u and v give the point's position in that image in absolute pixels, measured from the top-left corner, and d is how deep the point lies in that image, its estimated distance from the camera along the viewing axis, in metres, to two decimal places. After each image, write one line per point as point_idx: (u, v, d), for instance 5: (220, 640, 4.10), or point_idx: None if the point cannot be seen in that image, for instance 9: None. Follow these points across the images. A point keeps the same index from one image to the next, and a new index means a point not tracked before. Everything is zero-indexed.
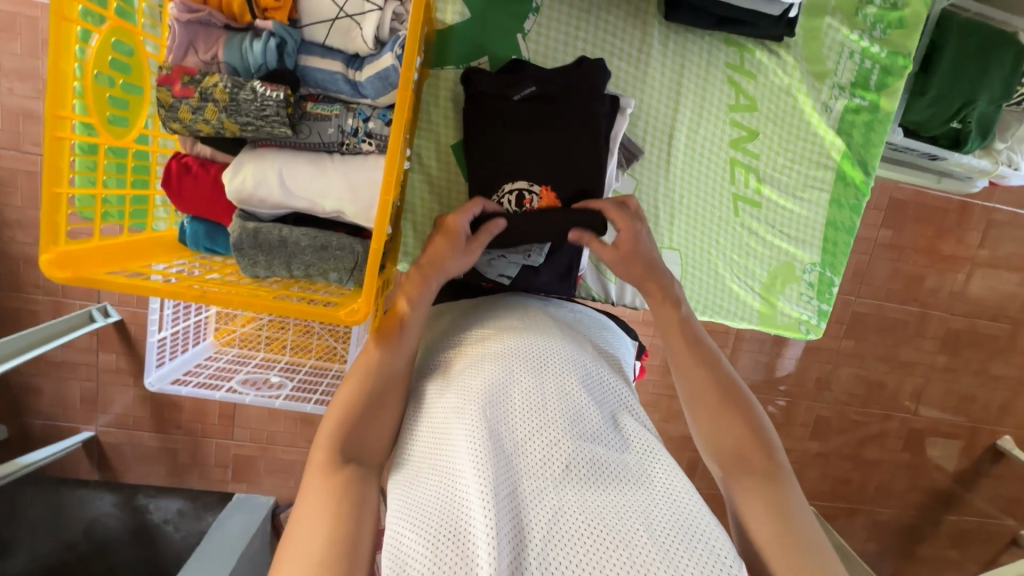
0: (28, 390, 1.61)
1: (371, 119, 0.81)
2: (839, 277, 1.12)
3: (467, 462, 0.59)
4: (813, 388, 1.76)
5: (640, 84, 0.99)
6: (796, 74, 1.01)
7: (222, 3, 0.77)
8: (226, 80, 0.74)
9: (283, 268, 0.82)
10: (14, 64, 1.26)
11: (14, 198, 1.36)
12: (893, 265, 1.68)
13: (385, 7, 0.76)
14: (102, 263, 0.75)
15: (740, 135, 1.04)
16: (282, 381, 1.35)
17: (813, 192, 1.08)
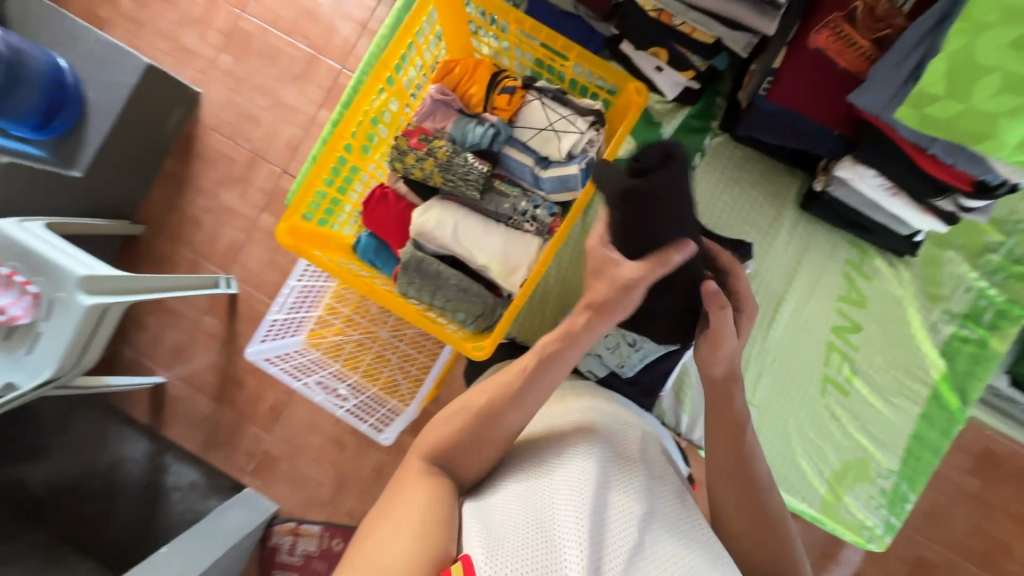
0: (137, 324, 1.86)
1: (540, 207, 0.99)
2: (915, 495, 1.09)
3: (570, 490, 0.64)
4: None
5: (764, 251, 1.12)
6: (910, 289, 1.10)
7: (465, 94, 1.01)
8: (449, 147, 0.97)
9: (428, 294, 0.98)
10: (264, 84, 1.69)
11: (213, 172, 1.73)
12: (976, 521, 1.47)
13: (584, 133, 0.96)
14: (308, 243, 0.94)
15: (844, 325, 1.11)
16: (347, 395, 1.58)
17: (905, 401, 1.10)
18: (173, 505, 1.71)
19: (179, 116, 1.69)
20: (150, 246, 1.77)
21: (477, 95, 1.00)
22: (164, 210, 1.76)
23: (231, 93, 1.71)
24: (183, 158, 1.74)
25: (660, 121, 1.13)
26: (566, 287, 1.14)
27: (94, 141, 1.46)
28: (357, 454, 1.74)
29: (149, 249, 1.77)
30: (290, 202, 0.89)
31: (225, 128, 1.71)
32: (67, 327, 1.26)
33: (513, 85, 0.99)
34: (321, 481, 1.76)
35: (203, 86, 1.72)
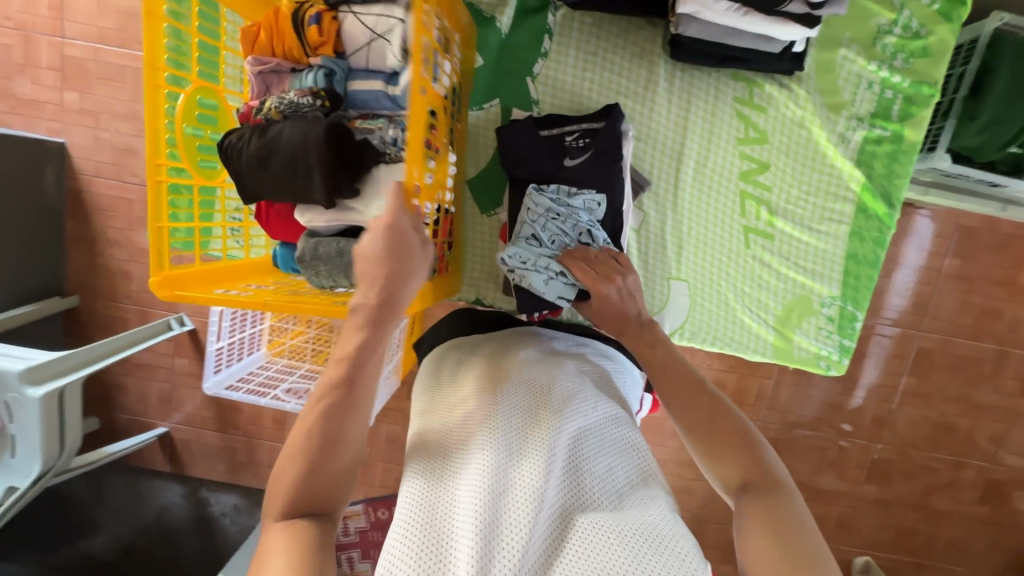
0: (124, 386, 1.85)
1: (408, 127, 0.90)
2: (862, 312, 1.08)
3: (467, 483, 0.64)
4: (869, 427, 1.55)
5: (647, 119, 1.02)
6: (809, 106, 1.01)
7: (284, 50, 0.90)
8: (276, 101, 0.86)
9: (343, 276, 0.90)
10: (126, 110, 1.48)
11: (116, 220, 1.56)
12: (963, 298, 1.44)
13: (406, 20, 0.86)
14: (203, 283, 0.90)
15: (751, 167, 1.04)
16: None
17: (831, 225, 1.05)
18: (229, 529, 1.81)
19: (54, 175, 1.50)
20: (92, 312, 1.64)
21: (294, 45, 0.88)
22: (86, 276, 1.61)
23: (95, 131, 1.49)
24: (82, 218, 1.55)
25: (492, 16, 0.99)
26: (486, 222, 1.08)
27: None
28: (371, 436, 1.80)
29: (92, 313, 1.64)
30: (154, 253, 0.86)
31: (106, 170, 1.51)
32: (31, 422, 1.24)
33: (316, 11, 0.86)
34: None
35: (65, 133, 1.50)
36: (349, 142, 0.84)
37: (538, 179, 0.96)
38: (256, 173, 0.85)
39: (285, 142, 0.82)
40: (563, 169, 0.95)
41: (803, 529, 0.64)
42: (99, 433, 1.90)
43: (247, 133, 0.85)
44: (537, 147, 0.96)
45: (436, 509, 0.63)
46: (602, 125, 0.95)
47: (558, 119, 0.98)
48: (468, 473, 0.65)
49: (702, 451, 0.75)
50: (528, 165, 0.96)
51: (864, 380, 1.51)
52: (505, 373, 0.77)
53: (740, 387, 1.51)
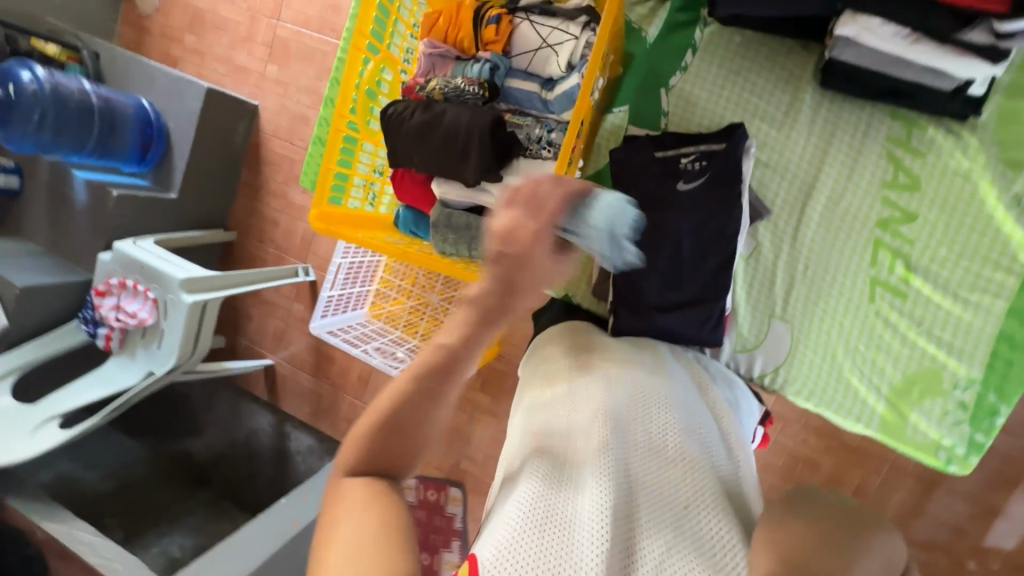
0: (251, 317, 2.12)
1: (555, 130, 0.95)
2: (1008, 406, 0.91)
3: (589, 470, 0.57)
4: (1003, 567, 1.21)
5: (780, 146, 0.98)
6: (979, 158, 0.89)
7: (458, 41, 0.98)
8: (441, 84, 0.95)
9: (465, 247, 0.95)
10: (309, 85, 1.70)
11: (279, 174, 1.80)
12: None
13: (579, 37, 0.91)
14: (344, 225, 0.97)
15: (893, 215, 0.94)
16: (404, 357, 1.72)
17: (985, 296, 0.90)
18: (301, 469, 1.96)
19: (245, 129, 1.76)
20: (243, 247, 1.88)
21: (467, 38, 0.97)
22: (246, 217, 1.87)
23: (283, 98, 1.74)
24: (255, 167, 1.81)
25: (641, 28, 1.04)
26: None
27: (181, 164, 1.62)
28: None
29: (243, 248, 1.89)
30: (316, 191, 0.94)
31: (282, 132, 1.76)
32: (178, 322, 1.43)
33: (497, 13, 0.94)
34: None
35: (260, 97, 1.76)
36: (502, 133, 0.91)
37: (640, 199, 0.97)
38: (413, 146, 0.94)
39: (447, 121, 0.91)
40: (673, 192, 0.94)
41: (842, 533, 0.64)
42: (220, 351, 2.20)
43: (414, 107, 0.94)
44: (645, 171, 0.96)
45: (541, 485, 0.57)
46: (722, 147, 0.93)
47: (676, 142, 0.97)
48: (581, 450, 0.60)
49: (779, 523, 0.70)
50: (635, 178, 0.97)
51: (1013, 513, 1.19)
52: (620, 376, 0.73)
53: (837, 475, 1.28)
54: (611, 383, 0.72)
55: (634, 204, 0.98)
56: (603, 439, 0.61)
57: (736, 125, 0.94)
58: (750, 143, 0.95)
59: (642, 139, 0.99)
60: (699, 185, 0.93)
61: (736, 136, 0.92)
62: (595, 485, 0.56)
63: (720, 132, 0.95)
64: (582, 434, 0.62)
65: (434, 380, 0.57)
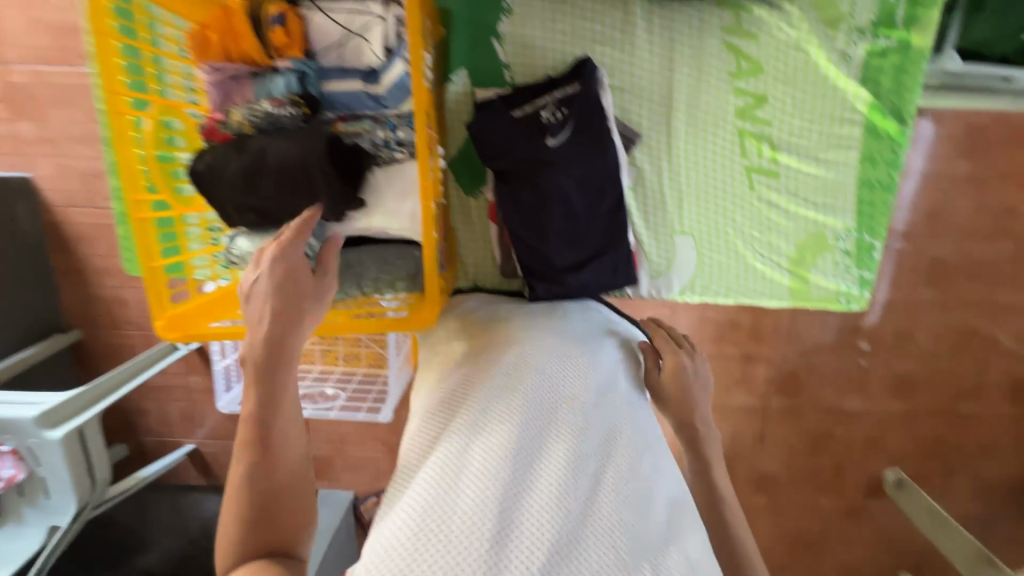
0: (147, 409, 1.84)
1: (399, 127, 0.83)
2: (880, 240, 1.02)
3: (486, 458, 0.66)
4: (890, 341, 1.51)
5: (629, 66, 0.94)
6: (804, 25, 0.92)
7: (243, 54, 0.81)
8: (246, 113, 0.78)
9: (354, 287, 0.84)
10: (84, 133, 1.32)
11: (98, 246, 1.40)
12: (975, 202, 1.41)
13: (386, 16, 0.80)
14: (204, 316, 0.81)
15: (747, 103, 0.96)
16: (337, 392, 1.60)
17: (839, 152, 0.98)
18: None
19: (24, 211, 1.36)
20: (90, 343, 1.49)
21: (255, 49, 0.80)
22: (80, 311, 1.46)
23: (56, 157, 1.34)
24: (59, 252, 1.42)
25: None
26: (467, 206, 1.01)
27: None
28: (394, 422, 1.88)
29: (91, 345, 1.49)
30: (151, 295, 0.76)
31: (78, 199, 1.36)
32: (59, 462, 1.18)
33: (279, 11, 0.79)
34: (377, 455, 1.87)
35: (27, 166, 1.35)
36: (343, 153, 0.78)
37: (516, 167, 0.89)
38: (247, 202, 0.79)
39: (272, 160, 0.76)
40: (546, 151, 0.87)
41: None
42: (127, 461, 1.89)
43: (224, 153, 0.77)
44: (510, 136, 0.88)
45: (443, 477, 0.65)
46: (577, 88, 0.88)
47: (528, 95, 0.90)
48: (472, 456, 0.67)
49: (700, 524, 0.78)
50: (501, 146, 0.88)
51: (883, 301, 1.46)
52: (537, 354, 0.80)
53: (754, 324, 1.48)
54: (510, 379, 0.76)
55: (510, 174, 0.90)
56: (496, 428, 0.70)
57: (583, 62, 0.89)
58: (601, 74, 0.90)
59: (493, 104, 0.90)
60: (568, 136, 0.88)
61: (585, 72, 0.88)
62: (478, 490, 0.64)
63: (567, 72, 0.91)
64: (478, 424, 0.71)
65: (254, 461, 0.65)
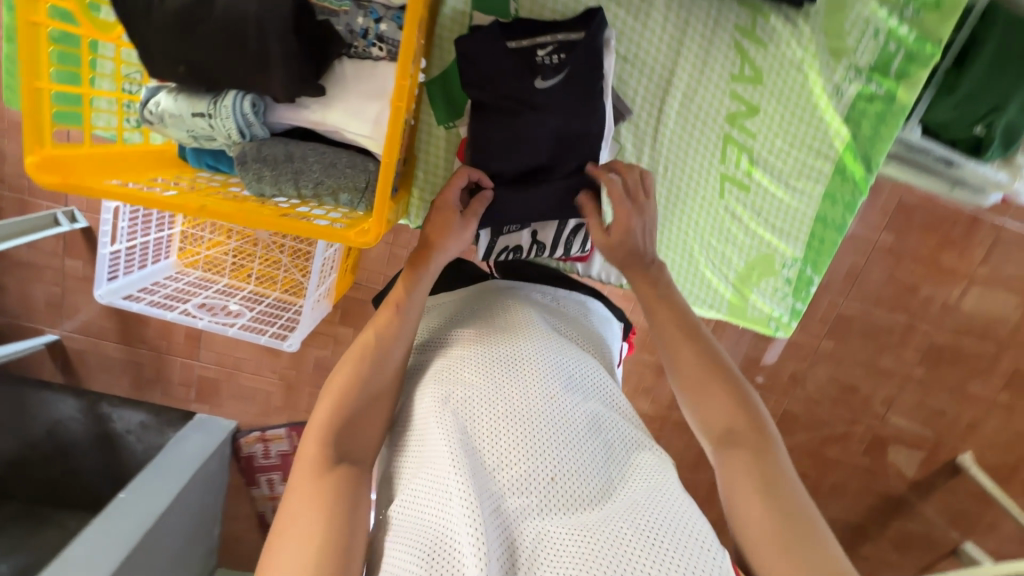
0: (12, 285, 1.68)
1: (383, 20, 0.72)
2: (820, 276, 1.06)
3: (445, 478, 0.56)
4: (785, 382, 1.69)
5: (637, 36, 0.89)
6: (811, 48, 0.91)
7: None
8: None
9: (291, 185, 0.73)
10: None
11: None
12: (889, 271, 1.55)
13: None
14: (94, 172, 0.65)
15: (739, 110, 0.95)
16: (240, 310, 1.46)
17: (808, 183, 1.00)
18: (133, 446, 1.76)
19: None
20: None
21: None
22: None
23: None
24: None
25: None
26: (434, 140, 0.93)
27: None
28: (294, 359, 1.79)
29: None
30: (27, 124, 0.60)
31: None
32: None
33: None
34: (270, 389, 1.83)
35: None
36: (309, 26, 0.67)
37: (495, 102, 0.82)
38: (179, 49, 0.65)
39: (221, 10, 0.63)
40: (532, 91, 0.81)
41: (789, 485, 0.64)
42: None
43: None
44: (499, 70, 0.81)
45: (425, 513, 0.56)
46: (581, 36, 0.81)
47: (530, 32, 0.82)
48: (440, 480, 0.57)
49: (694, 405, 0.74)
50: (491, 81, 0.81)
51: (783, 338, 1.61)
52: (482, 336, 0.72)
53: None
54: (457, 369, 0.68)
55: (489, 108, 0.83)
56: (476, 411, 0.63)
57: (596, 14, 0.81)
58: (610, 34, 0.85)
59: (488, 31, 0.81)
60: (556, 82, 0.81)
61: (596, 26, 0.81)
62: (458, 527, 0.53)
63: (575, 18, 0.83)
64: (451, 410, 0.63)
65: (353, 408, 0.68)
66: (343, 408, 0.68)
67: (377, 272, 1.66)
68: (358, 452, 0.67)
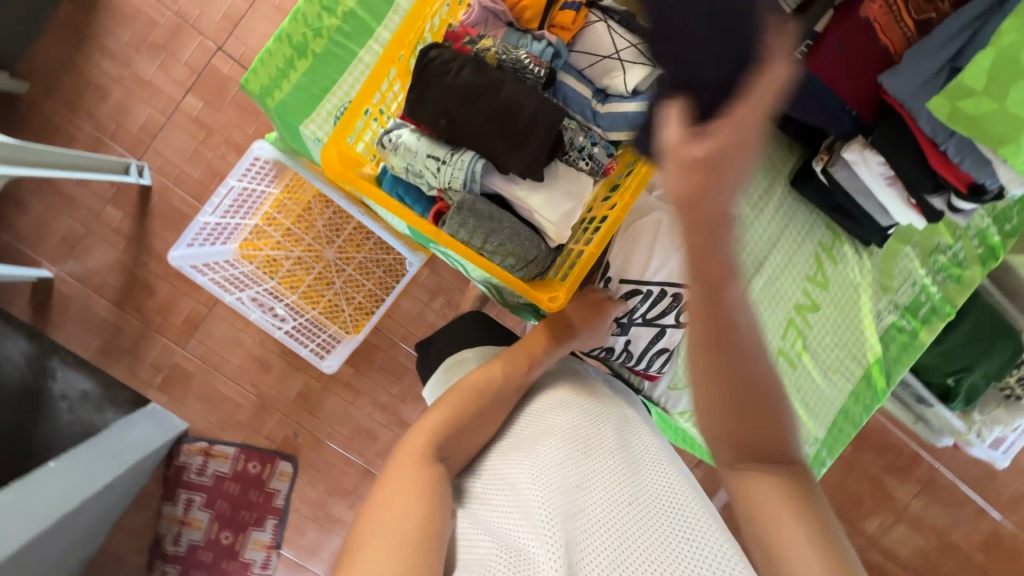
0: (33, 208, 1.67)
1: (597, 145, 0.89)
2: (830, 459, 1.22)
3: (531, 490, 0.71)
4: None
5: (750, 222, 1.12)
6: (867, 277, 1.17)
7: (518, 8, 0.88)
8: (498, 47, 0.83)
9: (480, 238, 0.85)
10: None
11: None
12: (839, 477, 1.77)
13: (655, 67, 0.87)
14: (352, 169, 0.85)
15: (805, 303, 1.17)
16: (285, 316, 1.52)
17: (841, 379, 1.19)
18: (59, 417, 1.57)
19: None
20: None
21: (533, 11, 0.88)
22: None
23: None
24: None
25: None
26: None
27: None
28: (278, 380, 1.75)
29: None
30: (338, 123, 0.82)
31: None
32: None
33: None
34: (240, 402, 1.74)
35: None
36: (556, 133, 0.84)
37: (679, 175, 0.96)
38: (455, 108, 0.81)
39: (503, 95, 0.80)
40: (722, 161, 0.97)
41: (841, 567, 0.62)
42: None
43: (465, 61, 0.81)
44: None
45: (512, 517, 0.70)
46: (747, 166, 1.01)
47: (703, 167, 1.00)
48: (527, 493, 0.71)
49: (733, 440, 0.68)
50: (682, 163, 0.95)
51: None
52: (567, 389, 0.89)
53: None
54: (546, 414, 0.85)
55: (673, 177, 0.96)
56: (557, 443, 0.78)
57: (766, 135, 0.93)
58: None
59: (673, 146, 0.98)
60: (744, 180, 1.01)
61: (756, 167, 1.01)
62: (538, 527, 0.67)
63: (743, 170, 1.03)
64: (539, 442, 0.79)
65: (450, 432, 0.81)
66: (446, 425, 0.81)
67: (400, 325, 1.72)
68: (456, 453, 0.81)
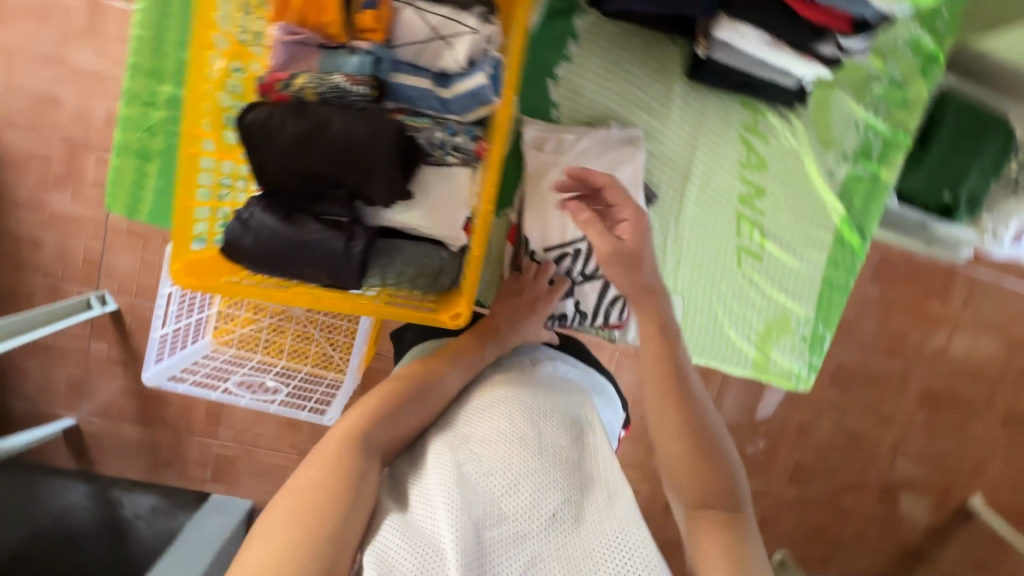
0: None
1: (458, 134, 0.84)
2: (830, 332, 1.18)
3: (456, 495, 0.64)
4: (794, 434, 1.71)
5: (660, 135, 1.05)
6: (804, 139, 1.08)
7: (320, 25, 0.80)
8: (313, 82, 0.78)
9: (379, 277, 0.85)
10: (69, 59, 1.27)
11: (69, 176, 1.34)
12: (879, 321, 1.66)
13: (479, 30, 0.79)
14: (213, 270, 0.85)
15: (749, 192, 1.10)
16: (277, 386, 1.52)
17: (813, 251, 1.13)
18: (144, 534, 1.61)
19: None
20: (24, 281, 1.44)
21: (336, 23, 0.80)
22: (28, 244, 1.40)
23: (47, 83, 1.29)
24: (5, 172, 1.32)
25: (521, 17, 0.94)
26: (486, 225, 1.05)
27: None
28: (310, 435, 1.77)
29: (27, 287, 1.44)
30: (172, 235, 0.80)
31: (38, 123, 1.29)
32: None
33: None
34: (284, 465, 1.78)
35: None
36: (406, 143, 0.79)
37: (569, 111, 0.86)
38: (294, 163, 0.77)
39: (334, 132, 0.75)
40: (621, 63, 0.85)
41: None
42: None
43: (283, 113, 0.76)
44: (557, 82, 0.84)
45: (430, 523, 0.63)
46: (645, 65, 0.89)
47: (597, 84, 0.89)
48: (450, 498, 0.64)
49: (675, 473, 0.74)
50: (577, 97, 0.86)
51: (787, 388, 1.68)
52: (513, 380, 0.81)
53: None
54: (489, 403, 0.77)
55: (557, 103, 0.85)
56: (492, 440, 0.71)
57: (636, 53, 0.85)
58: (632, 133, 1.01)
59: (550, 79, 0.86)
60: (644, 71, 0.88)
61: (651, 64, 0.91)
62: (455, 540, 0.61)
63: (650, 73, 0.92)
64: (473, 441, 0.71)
65: (381, 417, 0.71)
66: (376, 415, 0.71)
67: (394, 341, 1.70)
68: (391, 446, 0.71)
